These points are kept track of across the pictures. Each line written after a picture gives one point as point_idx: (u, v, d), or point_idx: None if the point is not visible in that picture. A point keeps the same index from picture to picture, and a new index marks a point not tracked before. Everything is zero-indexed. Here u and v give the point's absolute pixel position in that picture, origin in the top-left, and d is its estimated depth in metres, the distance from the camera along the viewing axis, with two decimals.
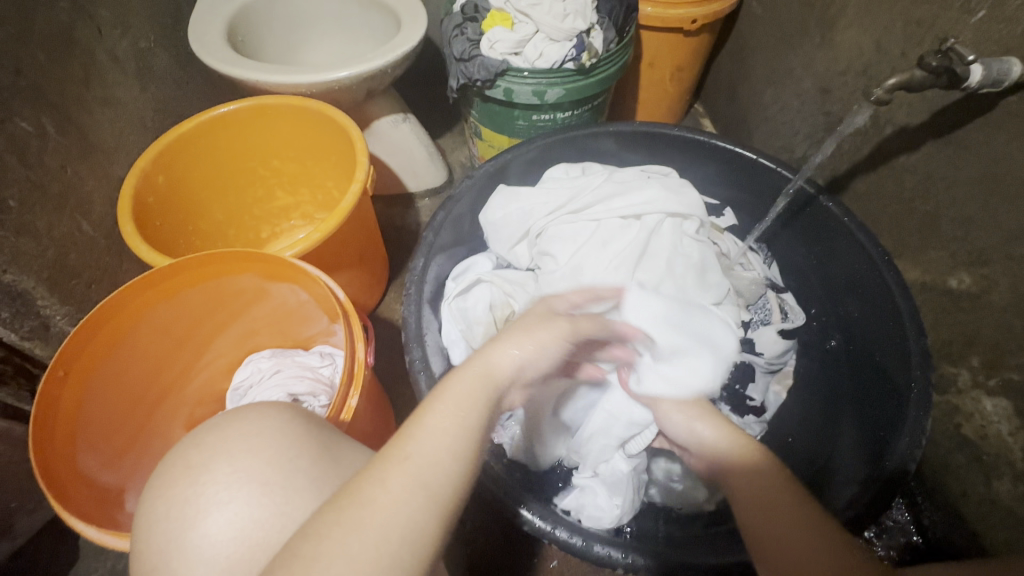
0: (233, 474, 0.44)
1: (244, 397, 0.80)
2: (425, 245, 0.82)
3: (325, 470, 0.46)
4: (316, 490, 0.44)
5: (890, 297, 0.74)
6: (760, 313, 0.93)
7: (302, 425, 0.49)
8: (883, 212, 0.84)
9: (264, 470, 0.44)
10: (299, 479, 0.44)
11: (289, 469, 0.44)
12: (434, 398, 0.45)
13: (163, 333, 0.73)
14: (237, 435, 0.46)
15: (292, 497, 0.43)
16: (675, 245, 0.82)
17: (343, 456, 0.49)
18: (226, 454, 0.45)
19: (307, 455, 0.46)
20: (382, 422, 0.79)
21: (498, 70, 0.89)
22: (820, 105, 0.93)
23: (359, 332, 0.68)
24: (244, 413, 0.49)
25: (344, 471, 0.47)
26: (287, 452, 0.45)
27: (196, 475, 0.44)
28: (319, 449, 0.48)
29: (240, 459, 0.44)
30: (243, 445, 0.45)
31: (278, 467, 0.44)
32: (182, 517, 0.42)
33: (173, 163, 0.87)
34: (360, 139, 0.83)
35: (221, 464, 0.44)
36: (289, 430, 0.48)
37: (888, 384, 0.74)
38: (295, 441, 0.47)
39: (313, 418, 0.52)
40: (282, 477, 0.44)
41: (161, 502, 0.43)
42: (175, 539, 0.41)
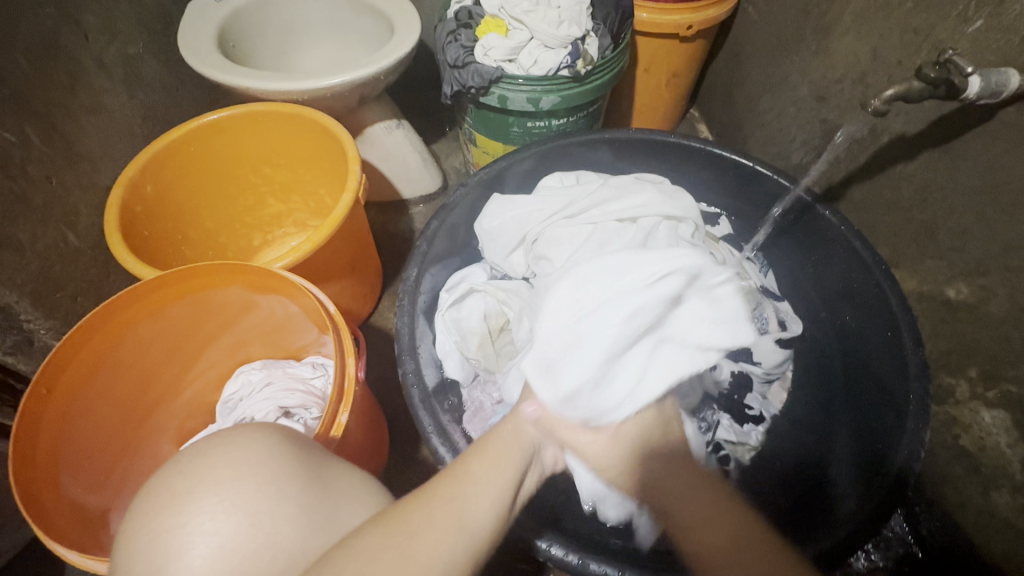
0: (219, 503, 0.42)
1: (234, 410, 0.79)
2: (419, 255, 0.81)
3: (314, 496, 0.45)
4: (306, 519, 0.43)
5: (887, 306, 0.74)
6: (759, 321, 0.87)
7: (293, 448, 0.48)
8: (880, 221, 0.83)
9: (251, 497, 0.43)
10: (289, 507, 0.43)
11: (278, 497, 0.43)
12: (478, 450, 0.51)
13: (149, 348, 0.71)
14: (225, 459, 0.45)
15: (280, 525, 0.42)
16: (671, 249, 0.81)
17: (333, 479, 0.48)
18: (214, 481, 0.44)
19: (296, 482, 0.45)
20: (375, 436, 0.78)
21: (493, 77, 0.88)
22: (816, 112, 0.92)
23: (350, 346, 0.66)
24: (230, 436, 0.48)
25: (334, 495, 0.46)
26: (276, 477, 0.44)
27: (182, 504, 0.42)
28: (308, 473, 0.47)
29: (227, 486, 0.43)
30: (230, 472, 0.44)
31: (266, 494, 0.43)
32: (166, 547, 0.41)
33: (161, 172, 0.86)
34: (353, 148, 0.82)
35: (207, 492, 0.43)
36: (278, 453, 0.47)
37: (887, 394, 0.73)
38: (283, 467, 0.46)
39: (302, 439, 0.51)
40: (270, 505, 0.43)
41: (145, 531, 0.42)
42: (159, 571, 0.40)
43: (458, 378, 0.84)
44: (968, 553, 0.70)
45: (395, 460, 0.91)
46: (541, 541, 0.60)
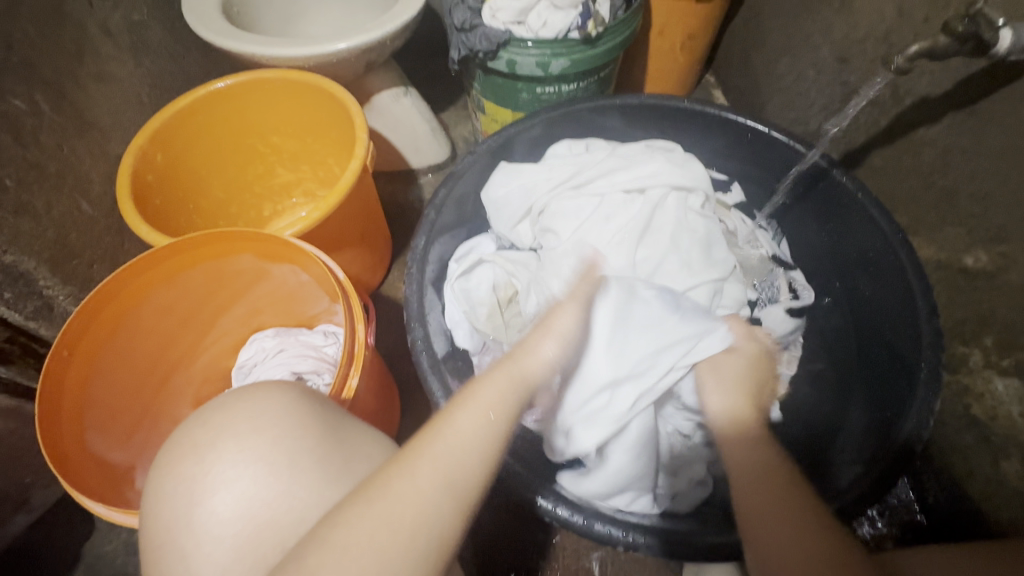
0: (240, 453, 0.45)
1: (248, 375, 0.81)
2: (427, 224, 0.82)
3: (328, 447, 0.47)
4: (321, 470, 0.45)
5: (903, 275, 0.73)
6: (768, 290, 0.88)
7: (311, 404, 0.50)
8: (898, 188, 0.81)
9: (269, 448, 0.45)
10: (305, 458, 0.45)
11: (295, 449, 0.46)
12: (464, 396, 0.47)
13: (165, 314, 0.73)
14: (242, 413, 0.47)
15: (298, 474, 0.44)
16: (680, 220, 0.80)
17: (348, 433, 0.50)
18: (235, 433, 0.46)
19: (311, 435, 0.47)
20: (387, 402, 0.81)
21: (501, 40, 0.86)
22: (836, 75, 0.89)
23: (359, 312, 0.65)
24: (248, 392, 0.50)
25: (347, 449, 0.48)
26: (293, 431, 0.47)
27: (203, 454, 0.45)
28: (323, 427, 0.48)
29: (247, 439, 0.46)
30: (250, 425, 0.47)
31: (284, 447, 0.45)
32: (190, 494, 0.44)
33: (171, 140, 0.86)
34: (359, 115, 0.82)
35: (229, 442, 0.46)
36: (294, 409, 0.48)
37: (902, 363, 0.72)
38: (299, 419, 0.48)
39: (318, 396, 0.53)
40: (288, 457, 0.45)
41: (171, 478, 0.45)
42: (183, 516, 0.43)
43: (468, 347, 0.85)
44: (976, 516, 0.69)
45: (406, 424, 0.93)
46: (538, 497, 0.60)
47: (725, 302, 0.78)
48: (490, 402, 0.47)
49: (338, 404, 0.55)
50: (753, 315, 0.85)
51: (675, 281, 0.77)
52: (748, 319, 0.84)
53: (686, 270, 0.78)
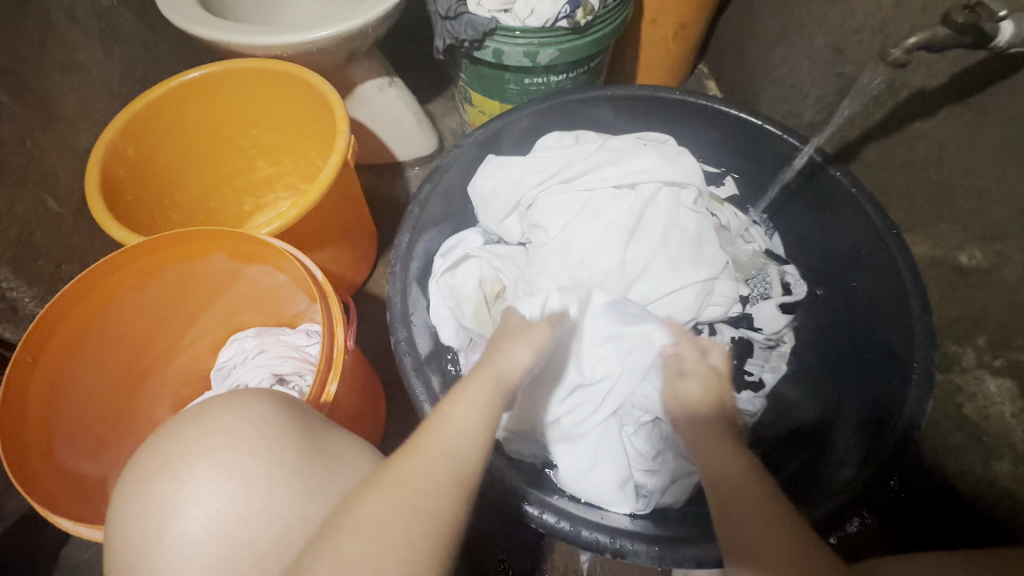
0: (213, 469, 0.43)
1: (227, 377, 0.78)
2: (411, 220, 0.79)
3: (309, 460, 0.45)
4: (301, 483, 0.44)
5: (896, 272, 0.72)
6: (760, 286, 0.86)
7: (290, 414, 0.48)
8: (892, 182, 0.79)
9: (245, 463, 0.43)
10: (284, 473, 0.44)
11: (274, 464, 0.44)
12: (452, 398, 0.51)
13: (138, 316, 0.70)
14: (217, 426, 0.45)
15: (276, 490, 0.43)
16: (670, 217, 0.78)
17: (329, 445, 0.48)
18: (208, 449, 0.44)
19: (290, 449, 0.45)
20: (372, 403, 0.79)
21: (487, 29, 0.83)
22: (831, 66, 0.87)
23: (339, 315, 0.63)
24: (225, 403, 0.47)
25: (329, 462, 0.46)
26: (270, 445, 0.44)
27: (175, 471, 0.43)
28: (302, 438, 0.47)
29: (221, 454, 0.43)
30: (226, 439, 0.44)
31: (261, 462, 0.43)
32: (161, 513, 0.42)
33: (143, 134, 0.83)
34: (341, 107, 0.79)
35: (202, 460, 0.43)
36: (272, 421, 0.46)
37: (896, 362, 0.71)
38: (278, 432, 0.46)
39: (299, 406, 0.51)
40: (265, 472, 0.43)
41: (141, 495, 0.43)
42: (154, 535, 0.41)
43: (454, 345, 0.83)
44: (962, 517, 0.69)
45: (391, 424, 0.91)
46: (528, 504, 0.59)
47: (714, 299, 0.78)
48: (477, 403, 0.51)
49: (320, 412, 0.52)
50: (745, 311, 0.84)
51: (664, 281, 0.76)
52: (739, 316, 0.84)
53: (674, 270, 0.77)
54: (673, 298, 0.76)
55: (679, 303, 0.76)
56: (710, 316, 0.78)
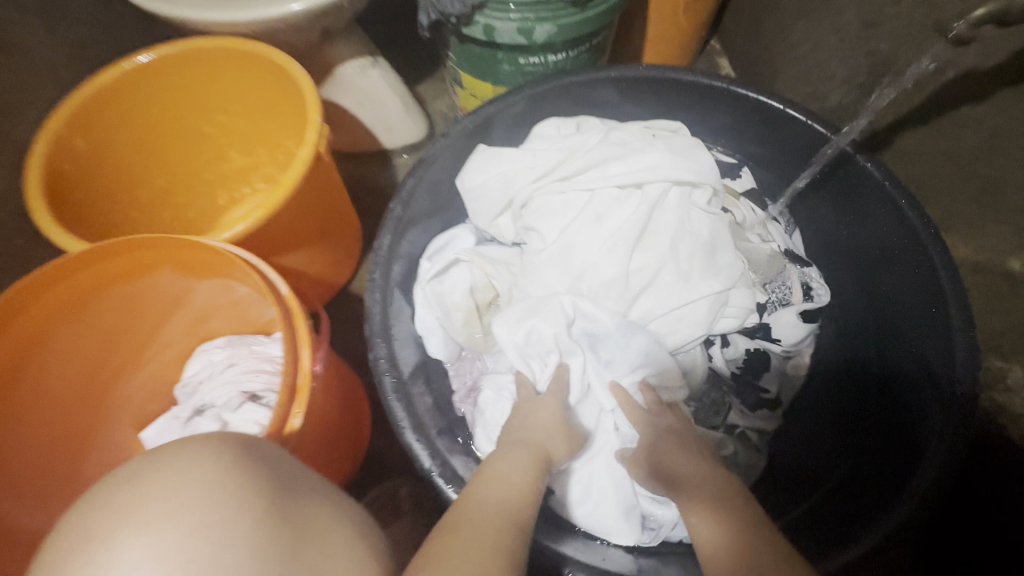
0: (145, 550, 0.35)
1: (194, 394, 0.72)
2: (392, 219, 0.71)
3: (274, 529, 0.38)
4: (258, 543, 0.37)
5: (933, 277, 0.64)
6: (780, 291, 0.77)
7: (249, 469, 0.40)
8: (930, 176, 0.71)
9: (187, 541, 0.35)
10: (236, 555, 0.36)
11: (225, 541, 0.36)
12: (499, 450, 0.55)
13: (88, 331, 0.63)
14: (155, 492, 0.37)
15: (224, 558, 0.36)
16: (681, 221, 0.70)
17: (295, 507, 0.41)
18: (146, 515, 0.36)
19: (247, 519, 0.37)
20: (349, 419, 0.72)
21: (476, 2, 0.73)
22: (862, 43, 0.77)
23: (305, 336, 0.55)
24: (167, 457, 0.39)
25: (294, 531, 0.39)
26: (222, 517, 0.37)
27: (95, 551, 0.35)
28: (265, 503, 0.39)
29: (156, 530, 0.35)
30: (164, 509, 0.36)
31: (207, 540, 0.36)
32: None
33: (95, 123, 0.74)
34: (312, 93, 0.70)
35: (130, 535, 0.35)
36: (225, 483, 0.38)
37: (930, 379, 0.64)
38: (234, 484, 0.38)
39: (259, 453, 0.43)
40: (209, 554, 0.35)
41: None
42: None
43: (442, 357, 0.76)
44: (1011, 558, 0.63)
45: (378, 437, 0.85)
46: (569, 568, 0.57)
47: (728, 311, 0.70)
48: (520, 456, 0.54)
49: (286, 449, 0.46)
50: (762, 320, 0.76)
51: (672, 293, 0.68)
52: (756, 325, 0.76)
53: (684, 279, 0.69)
54: (683, 311, 0.68)
55: (687, 319, 0.68)
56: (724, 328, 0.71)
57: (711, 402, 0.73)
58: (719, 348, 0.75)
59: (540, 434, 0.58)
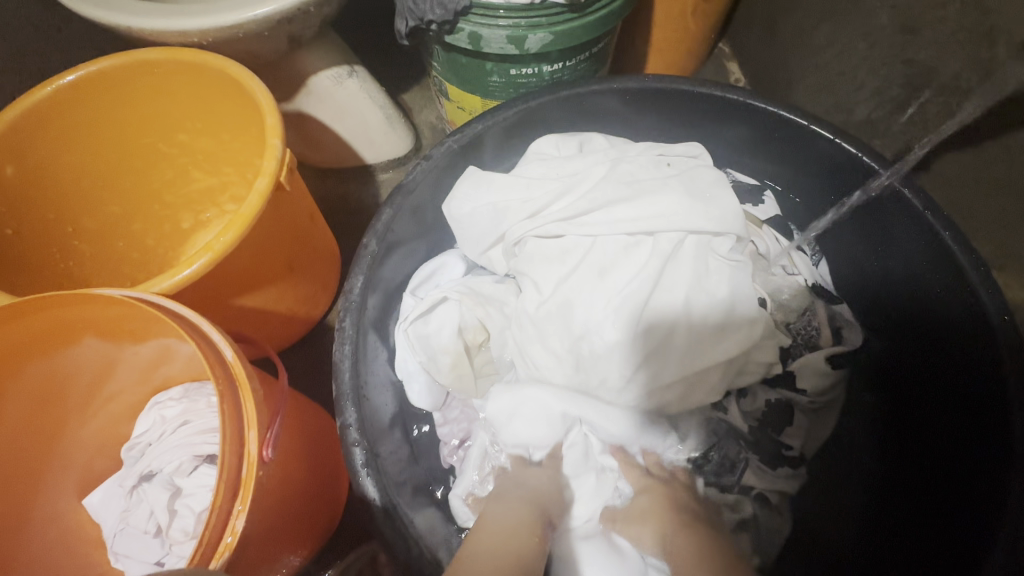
0: None
1: (140, 461, 0.63)
2: (367, 256, 0.63)
3: None
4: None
5: (985, 325, 0.56)
6: (805, 332, 0.69)
7: None
8: (981, 206, 0.62)
9: None
10: None
11: None
12: (495, 497, 0.56)
13: (10, 393, 0.54)
14: None
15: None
16: (696, 277, 0.61)
17: None
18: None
19: None
20: (322, 480, 0.65)
21: (459, 7, 0.65)
22: (898, 51, 0.68)
23: (253, 416, 0.47)
24: None
25: None
26: None
27: None
28: None
29: None
30: None
31: None
32: None
33: (28, 147, 0.65)
34: (273, 114, 0.62)
35: None
36: None
37: (982, 437, 0.56)
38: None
39: None
40: None
41: None
42: None
43: (427, 406, 0.68)
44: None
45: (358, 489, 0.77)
46: None
47: (748, 367, 0.62)
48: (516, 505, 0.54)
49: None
50: (788, 366, 0.67)
51: (690, 354, 0.59)
52: (782, 373, 0.67)
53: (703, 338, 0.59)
54: (706, 372, 0.59)
55: (703, 382, 0.59)
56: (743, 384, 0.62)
57: (728, 458, 0.65)
58: (737, 400, 0.67)
59: (526, 485, 0.57)
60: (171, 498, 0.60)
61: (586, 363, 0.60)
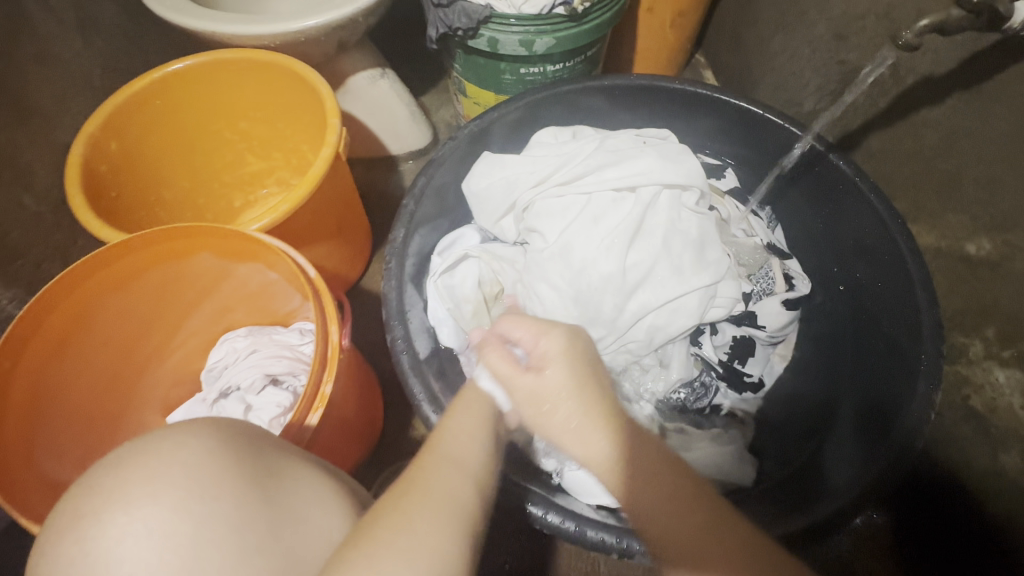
0: (137, 515, 0.38)
1: (218, 379, 0.77)
2: (406, 214, 0.77)
3: (250, 505, 0.41)
4: (236, 540, 0.39)
5: (902, 263, 0.70)
6: (763, 282, 0.83)
7: (232, 451, 0.43)
8: (897, 173, 0.77)
9: (170, 516, 0.39)
10: (216, 525, 0.39)
11: (207, 515, 0.39)
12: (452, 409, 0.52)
13: (124, 316, 0.68)
14: (140, 473, 0.40)
15: (204, 550, 0.38)
16: (672, 221, 0.76)
17: (276, 486, 0.43)
18: (125, 500, 0.39)
19: (226, 498, 0.40)
20: (369, 394, 0.78)
21: (482, 16, 0.81)
22: (833, 52, 0.85)
23: (333, 314, 0.63)
24: (157, 442, 0.42)
25: (271, 506, 0.42)
26: (203, 490, 0.40)
27: (87, 529, 0.38)
28: (244, 483, 0.42)
29: (141, 505, 0.38)
30: (155, 479, 0.40)
31: (189, 515, 0.39)
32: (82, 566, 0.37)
33: (127, 128, 0.80)
34: (332, 99, 0.76)
35: (118, 513, 0.38)
36: (213, 461, 0.42)
37: (901, 356, 0.69)
38: (214, 478, 0.41)
39: (242, 438, 0.45)
40: (192, 525, 0.39)
41: (48, 559, 0.38)
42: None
43: (453, 347, 0.81)
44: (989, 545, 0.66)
45: (389, 423, 0.89)
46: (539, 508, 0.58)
47: (717, 301, 0.76)
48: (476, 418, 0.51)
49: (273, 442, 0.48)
50: (748, 309, 0.82)
51: (667, 286, 0.73)
52: (743, 314, 0.82)
53: (676, 275, 0.74)
54: (685, 303, 0.74)
55: (680, 310, 0.74)
56: (714, 317, 0.76)
57: (699, 386, 0.79)
58: (708, 336, 0.80)
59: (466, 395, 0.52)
60: (244, 412, 0.72)
61: (584, 296, 0.74)
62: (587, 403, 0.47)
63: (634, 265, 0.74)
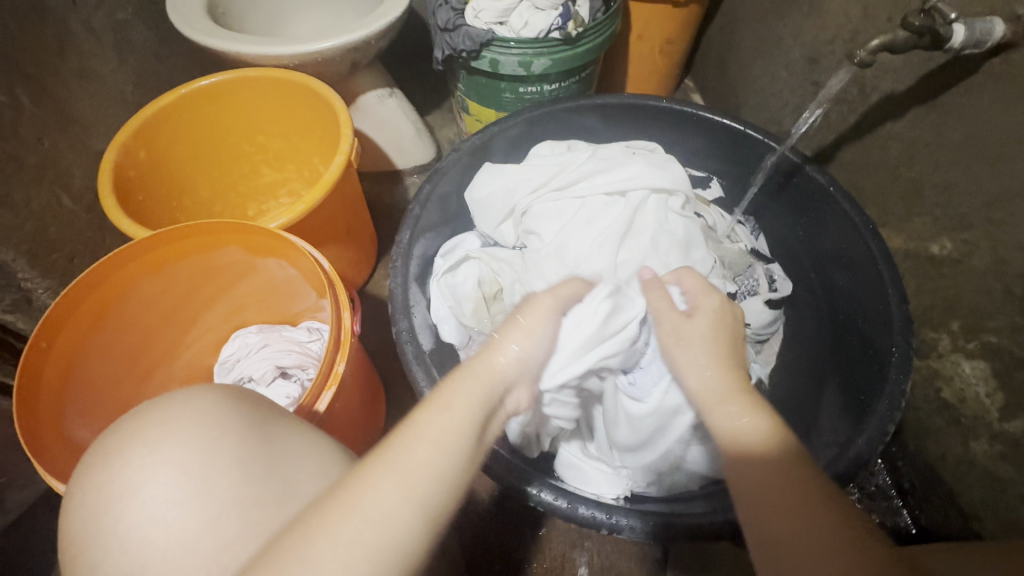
0: (150, 454, 0.42)
1: (230, 371, 0.81)
2: (412, 218, 0.82)
3: (250, 444, 0.44)
4: (238, 471, 0.42)
5: (874, 264, 0.75)
6: (748, 282, 0.89)
7: (235, 403, 0.47)
8: (866, 182, 0.83)
9: (183, 451, 0.42)
10: (220, 459, 0.42)
11: (214, 451, 0.42)
12: (435, 398, 0.46)
13: (150, 306, 0.73)
14: (155, 419, 0.44)
15: (210, 479, 0.41)
16: (660, 222, 0.82)
17: (277, 434, 0.46)
18: (144, 438, 0.43)
19: (231, 436, 0.44)
20: (371, 389, 0.81)
21: (484, 40, 0.88)
22: (807, 75, 0.92)
23: (346, 302, 0.68)
24: (170, 398, 0.46)
25: (271, 449, 0.45)
26: (208, 431, 0.43)
27: (111, 463, 0.42)
28: (245, 429, 0.45)
29: (156, 442, 0.43)
30: (169, 423, 0.44)
31: (196, 448, 0.42)
32: (103, 500, 0.41)
33: (156, 137, 0.86)
34: (345, 112, 0.83)
35: (136, 448, 0.43)
36: (218, 410, 0.45)
37: (874, 349, 0.74)
38: (221, 420, 0.44)
39: (248, 396, 0.49)
40: (201, 458, 0.42)
41: (79, 490, 0.43)
42: (103, 522, 0.40)
43: (454, 342, 0.85)
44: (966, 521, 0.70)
45: (389, 419, 0.93)
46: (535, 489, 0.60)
47: None
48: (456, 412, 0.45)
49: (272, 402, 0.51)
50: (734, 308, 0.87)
51: None
52: None
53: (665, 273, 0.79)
54: None
55: None
56: None
57: None
58: None
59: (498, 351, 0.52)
60: None
61: None
62: (712, 357, 0.52)
63: (626, 263, 0.79)
